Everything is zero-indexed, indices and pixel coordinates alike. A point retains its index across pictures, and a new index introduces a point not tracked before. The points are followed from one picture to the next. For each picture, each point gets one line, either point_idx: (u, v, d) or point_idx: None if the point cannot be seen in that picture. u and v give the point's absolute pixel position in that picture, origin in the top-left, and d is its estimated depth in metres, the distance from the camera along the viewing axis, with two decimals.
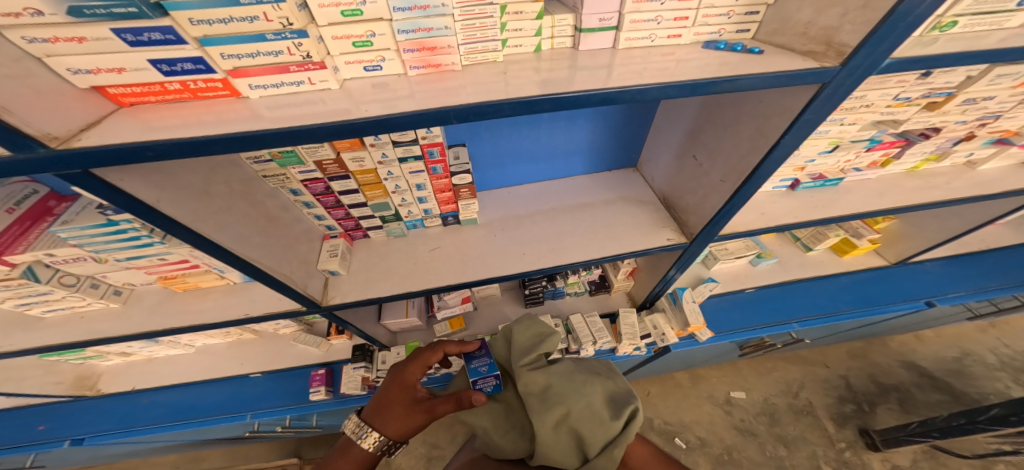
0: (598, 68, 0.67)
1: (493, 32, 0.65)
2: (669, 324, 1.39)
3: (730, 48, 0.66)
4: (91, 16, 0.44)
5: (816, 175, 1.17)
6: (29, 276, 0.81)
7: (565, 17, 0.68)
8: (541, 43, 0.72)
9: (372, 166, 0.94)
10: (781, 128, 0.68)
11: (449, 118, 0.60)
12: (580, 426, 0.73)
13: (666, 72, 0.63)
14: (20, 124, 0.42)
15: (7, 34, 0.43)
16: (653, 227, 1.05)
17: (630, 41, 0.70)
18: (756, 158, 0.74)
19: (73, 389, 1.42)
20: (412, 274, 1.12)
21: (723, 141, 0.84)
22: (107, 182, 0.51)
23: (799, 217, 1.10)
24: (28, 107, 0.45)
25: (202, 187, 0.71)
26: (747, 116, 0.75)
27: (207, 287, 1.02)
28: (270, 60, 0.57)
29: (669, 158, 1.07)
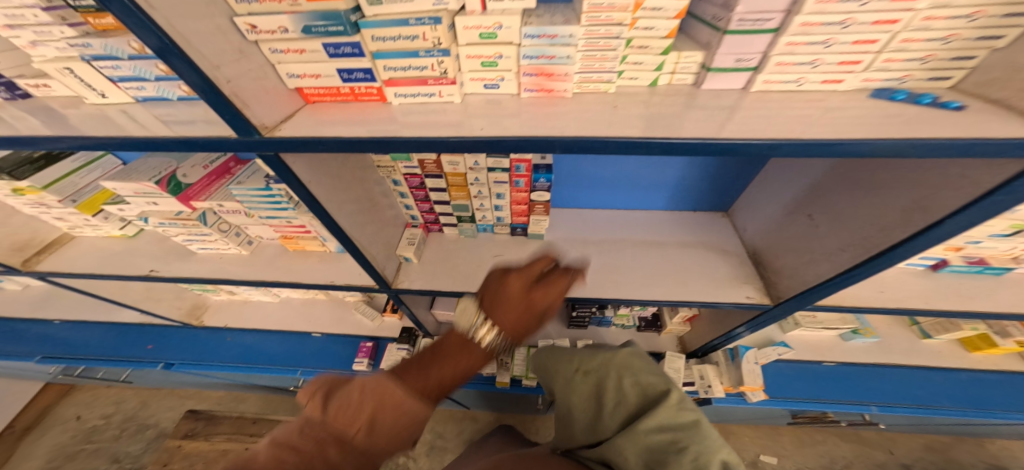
0: (717, 110, 0.64)
1: (611, 65, 0.65)
2: (719, 378, 1.33)
3: (909, 99, 0.59)
4: (314, 33, 0.57)
5: (974, 259, 1.01)
6: (201, 220, 1.00)
7: (693, 55, 0.64)
8: (659, 78, 0.70)
9: (463, 170, 1.04)
10: (957, 203, 0.56)
11: (553, 148, 0.63)
12: (676, 452, 0.78)
13: (806, 120, 0.59)
14: (252, 116, 0.58)
15: (263, 46, 0.60)
16: (732, 282, 0.99)
17: (768, 84, 0.64)
18: (899, 235, 0.65)
19: (186, 316, 1.66)
20: (472, 277, 1.18)
21: (857, 203, 0.74)
22: (286, 164, 0.66)
23: (931, 303, 0.98)
24: (260, 101, 0.61)
25: (337, 171, 0.86)
26: (908, 186, 0.64)
27: (309, 251, 1.20)
28: (416, 73, 0.66)
29: (777, 211, 0.99)
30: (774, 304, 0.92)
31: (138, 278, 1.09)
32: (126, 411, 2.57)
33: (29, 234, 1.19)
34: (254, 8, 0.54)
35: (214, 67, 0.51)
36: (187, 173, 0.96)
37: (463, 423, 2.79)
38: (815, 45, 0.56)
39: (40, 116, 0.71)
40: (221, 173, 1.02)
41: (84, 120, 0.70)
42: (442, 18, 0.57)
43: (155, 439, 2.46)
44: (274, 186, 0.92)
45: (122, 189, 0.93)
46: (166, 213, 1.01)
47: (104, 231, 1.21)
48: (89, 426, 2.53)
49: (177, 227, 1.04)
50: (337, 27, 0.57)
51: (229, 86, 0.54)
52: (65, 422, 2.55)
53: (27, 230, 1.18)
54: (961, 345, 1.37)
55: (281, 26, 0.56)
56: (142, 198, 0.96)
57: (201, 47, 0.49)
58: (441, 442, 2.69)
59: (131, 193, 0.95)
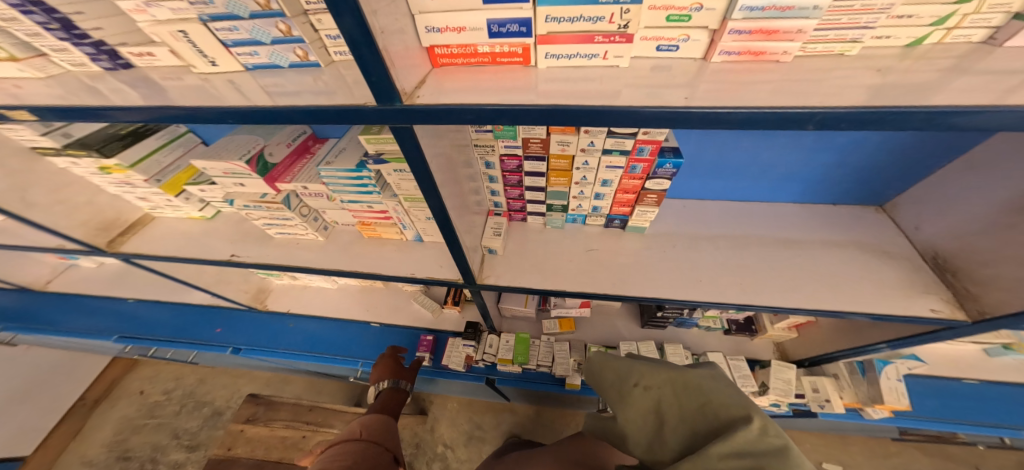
0: (1010, 75, 0.45)
1: (874, 18, 0.47)
2: (838, 393, 1.16)
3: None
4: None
5: None
6: (285, 203, 0.87)
7: (1012, 1, 0.45)
8: (928, 35, 0.51)
9: (571, 153, 0.89)
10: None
11: (808, 123, 0.44)
12: None
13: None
14: (398, 80, 0.47)
15: None
16: (907, 291, 0.81)
17: None
18: None
19: (252, 299, 1.62)
20: (568, 273, 1.05)
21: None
22: (415, 135, 0.56)
23: None
24: (403, 61, 0.49)
25: (445, 150, 0.74)
26: None
27: (384, 239, 1.09)
28: (584, 26, 0.52)
29: (990, 206, 0.74)
30: (969, 322, 0.72)
31: (221, 263, 1.02)
32: (185, 387, 2.66)
33: (114, 214, 1.16)
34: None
35: (373, 12, 0.40)
36: (271, 152, 0.85)
37: (501, 415, 2.74)
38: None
39: (143, 89, 0.61)
40: (301, 152, 0.92)
41: (182, 91, 0.59)
42: None
43: (211, 417, 2.53)
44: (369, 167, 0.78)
45: (209, 168, 0.83)
46: (251, 196, 0.90)
47: (183, 211, 1.14)
48: (151, 401, 2.62)
49: (260, 210, 0.91)
50: None
51: (383, 38, 0.42)
52: (130, 396, 2.65)
53: (113, 209, 1.15)
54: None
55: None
56: (228, 179, 0.85)
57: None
58: (481, 433, 2.66)
59: (219, 173, 0.84)
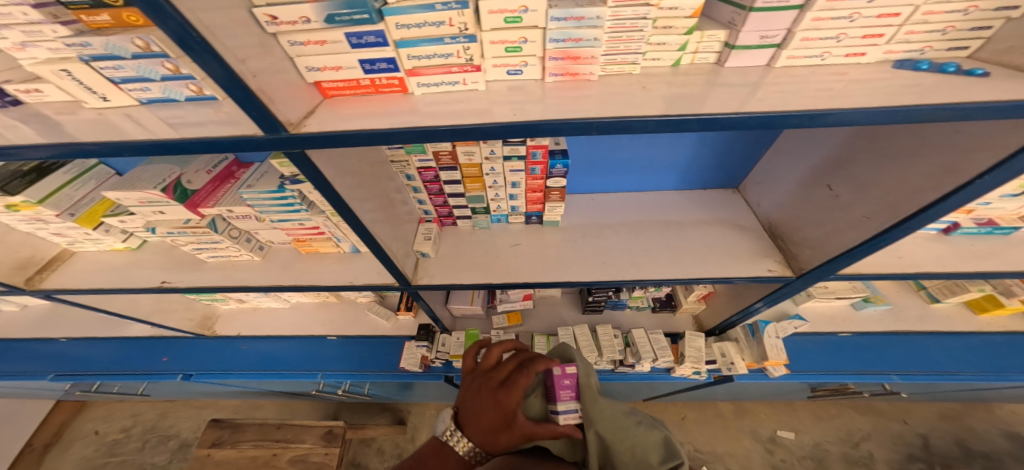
0: (742, 86, 0.65)
1: (637, 46, 0.66)
2: (740, 354, 1.33)
3: (936, 68, 0.58)
4: (338, 22, 0.55)
5: (984, 220, 0.92)
6: (212, 226, 0.96)
7: (716, 33, 0.65)
8: (682, 57, 0.71)
9: (478, 161, 1.02)
10: (985, 166, 0.54)
11: (590, 129, 0.62)
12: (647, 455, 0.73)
13: (829, 93, 0.59)
14: (278, 112, 0.56)
15: (280, 39, 0.56)
16: (753, 255, 1.00)
17: (791, 59, 0.65)
18: (929, 196, 0.61)
19: (198, 327, 1.64)
20: (494, 268, 1.18)
21: (883, 172, 0.71)
22: (313, 162, 0.64)
23: (953, 267, 0.87)
24: (283, 96, 0.58)
25: (357, 169, 0.84)
26: (931, 150, 0.62)
27: (324, 252, 1.17)
28: (441, 61, 0.64)
29: (789, 184, 0.98)
30: (795, 276, 0.93)
31: (152, 290, 1.07)
32: (146, 422, 2.59)
33: (30, 251, 1.17)
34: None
35: (239, 61, 0.48)
36: (192, 179, 0.93)
37: None
38: (839, 21, 0.57)
39: (35, 124, 0.66)
40: (224, 177, 1.00)
41: (82, 127, 0.64)
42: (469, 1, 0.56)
43: (178, 450, 2.48)
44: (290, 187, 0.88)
45: (124, 198, 0.88)
46: (174, 222, 0.97)
47: (105, 244, 1.18)
48: (110, 440, 2.54)
49: (187, 236, 1.00)
50: (362, 15, 0.54)
51: (255, 81, 0.50)
52: (85, 438, 2.56)
53: (26, 247, 1.17)
54: (969, 308, 1.37)
55: (303, 16, 0.53)
56: (147, 207, 0.91)
57: (225, 40, 0.46)
58: None
59: (135, 202, 0.90)
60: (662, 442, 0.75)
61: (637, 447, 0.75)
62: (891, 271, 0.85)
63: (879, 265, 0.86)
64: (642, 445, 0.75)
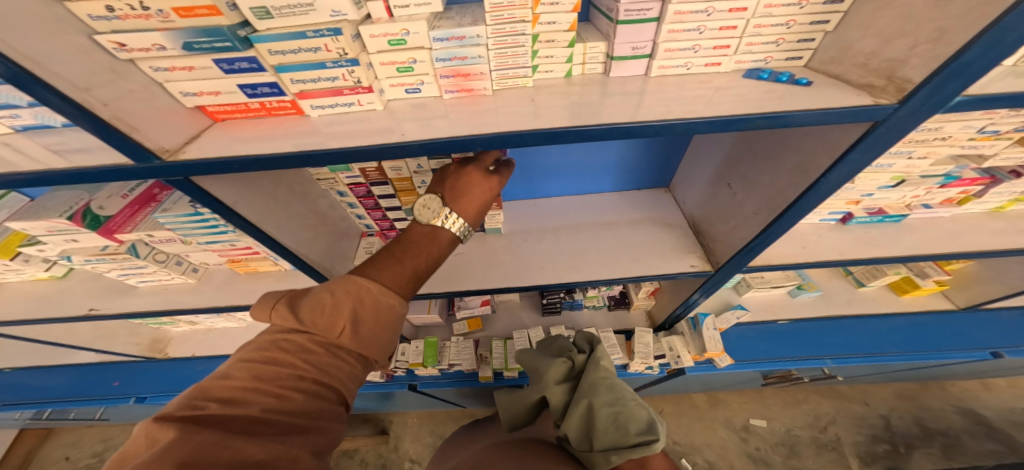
0: (630, 95, 0.70)
1: (523, 60, 0.69)
2: (686, 347, 1.36)
3: (774, 77, 0.67)
4: (199, 49, 0.56)
5: (875, 209, 1.06)
6: (131, 252, 1.05)
7: (597, 45, 0.72)
8: (572, 69, 0.77)
9: (408, 175, 1.04)
10: (826, 165, 0.64)
11: (474, 146, 0.65)
12: (624, 415, 0.81)
13: (701, 101, 0.65)
14: (144, 140, 0.57)
15: (141, 65, 0.57)
16: (676, 252, 1.05)
17: (663, 69, 0.72)
18: (795, 192, 0.71)
19: (147, 350, 1.65)
20: (436, 277, 1.19)
21: (763, 173, 0.79)
22: (202, 188, 0.65)
23: (845, 255, 0.99)
24: (149, 123, 0.59)
25: (271, 191, 0.86)
26: (793, 150, 0.71)
27: (262, 272, 1.24)
28: (328, 84, 0.66)
29: (701, 184, 1.05)
30: (714, 270, 0.98)
31: (75, 317, 1.15)
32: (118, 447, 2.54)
33: None
34: (117, 24, 0.52)
35: (82, 90, 0.49)
36: (106, 205, 0.98)
37: (462, 422, 2.87)
38: (690, 33, 0.66)
39: None
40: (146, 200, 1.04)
41: None
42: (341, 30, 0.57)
43: None
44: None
45: (32, 228, 0.95)
46: (90, 250, 1.04)
47: (28, 274, 1.22)
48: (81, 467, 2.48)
49: (107, 262, 1.07)
50: (224, 43, 0.56)
51: (107, 110, 0.52)
52: (56, 464, 2.49)
53: None
54: (891, 290, 1.46)
55: (156, 44, 0.54)
56: (58, 235, 0.97)
57: (57, 68, 0.46)
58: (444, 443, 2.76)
59: (43, 231, 0.96)
60: (638, 417, 0.80)
61: (621, 415, 0.81)
62: (772, 263, 0.95)
63: (783, 255, 0.98)
64: (622, 414, 0.82)
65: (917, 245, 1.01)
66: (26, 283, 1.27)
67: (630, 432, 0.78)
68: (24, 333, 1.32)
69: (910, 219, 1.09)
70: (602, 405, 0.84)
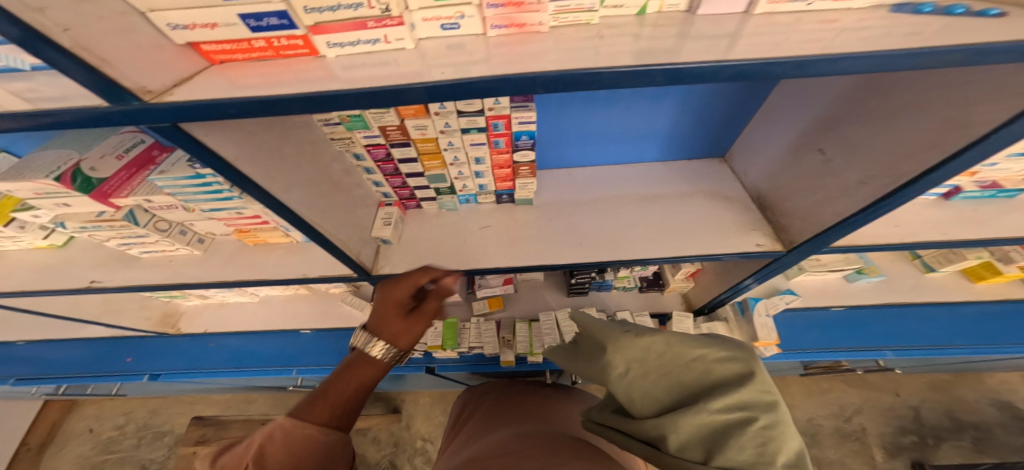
0: (720, 37, 0.54)
1: None
2: (731, 335, 1.25)
3: (942, 10, 0.50)
4: None
5: (987, 183, 0.91)
6: (130, 219, 0.95)
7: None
8: (647, 4, 0.60)
9: (433, 135, 0.92)
10: (994, 120, 0.46)
11: (534, 87, 0.51)
12: (749, 440, 0.47)
13: (828, 41, 0.50)
14: (120, 78, 0.44)
15: None
16: (740, 229, 0.92)
17: (772, 5, 0.55)
18: (932, 157, 0.54)
19: (159, 326, 1.60)
20: (455, 252, 1.10)
21: (878, 132, 0.62)
22: (193, 136, 0.53)
23: (948, 235, 0.83)
24: (126, 58, 0.46)
25: (276, 148, 0.73)
26: (936, 101, 0.53)
27: (273, 243, 1.15)
28: (349, 14, 0.52)
29: (776, 150, 0.89)
30: (785, 251, 0.85)
31: (78, 290, 1.07)
32: (138, 420, 2.57)
33: None
34: None
35: (33, 8, 0.35)
36: (98, 167, 0.87)
37: None
38: None
39: None
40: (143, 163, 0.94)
41: None
42: None
43: (174, 445, 2.48)
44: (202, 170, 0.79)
45: (16, 190, 0.84)
46: (85, 215, 0.94)
47: (26, 242, 1.14)
48: (105, 438, 2.53)
49: (105, 230, 0.98)
50: None
51: (68, 37, 0.39)
52: (80, 435, 2.55)
53: None
54: (965, 277, 1.33)
55: None
56: (47, 199, 0.87)
57: None
58: None
59: (31, 195, 0.86)
60: (790, 449, 0.48)
61: (746, 441, 0.47)
62: (859, 245, 0.81)
63: (875, 235, 0.83)
64: (768, 440, 0.48)
65: None
66: (27, 254, 1.20)
67: (776, 465, 0.46)
68: (29, 307, 1.26)
69: None
70: (733, 417, 0.50)
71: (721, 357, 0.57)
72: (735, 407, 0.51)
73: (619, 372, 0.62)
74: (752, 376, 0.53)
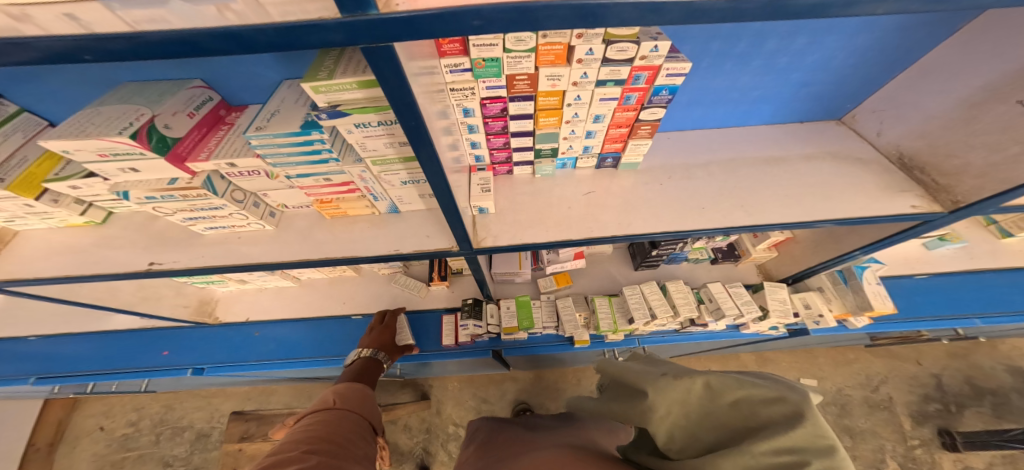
0: None
1: None
2: (826, 304, 1.23)
3: None
4: None
5: None
6: (208, 187, 0.81)
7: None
8: None
9: (563, 88, 0.81)
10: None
11: None
12: None
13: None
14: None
15: None
16: (887, 190, 0.87)
17: None
18: None
19: (196, 315, 1.48)
20: (569, 222, 1.00)
21: None
22: (396, 58, 0.42)
23: None
24: None
25: (423, 90, 0.62)
26: None
27: (353, 216, 1.04)
28: None
29: (936, 105, 0.83)
30: (945, 213, 0.80)
31: (137, 274, 0.93)
32: (153, 416, 2.41)
33: None
34: None
35: None
36: (171, 124, 0.77)
37: (506, 384, 2.81)
38: None
39: None
40: (212, 124, 0.86)
41: None
42: None
43: (197, 440, 2.34)
44: (322, 121, 0.68)
45: (76, 150, 0.69)
46: (156, 183, 0.80)
47: (59, 219, 0.98)
48: (119, 435, 2.37)
49: (176, 201, 0.84)
50: None
51: None
52: (91, 434, 2.37)
53: None
54: None
55: None
56: (114, 162, 0.73)
57: None
58: (489, 405, 2.72)
59: (95, 157, 0.72)
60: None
61: None
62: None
63: None
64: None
65: None
66: (58, 233, 1.04)
67: None
68: (61, 296, 1.10)
69: None
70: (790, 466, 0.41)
71: (770, 398, 0.48)
72: (782, 450, 0.43)
73: (654, 415, 0.53)
74: (804, 416, 0.44)
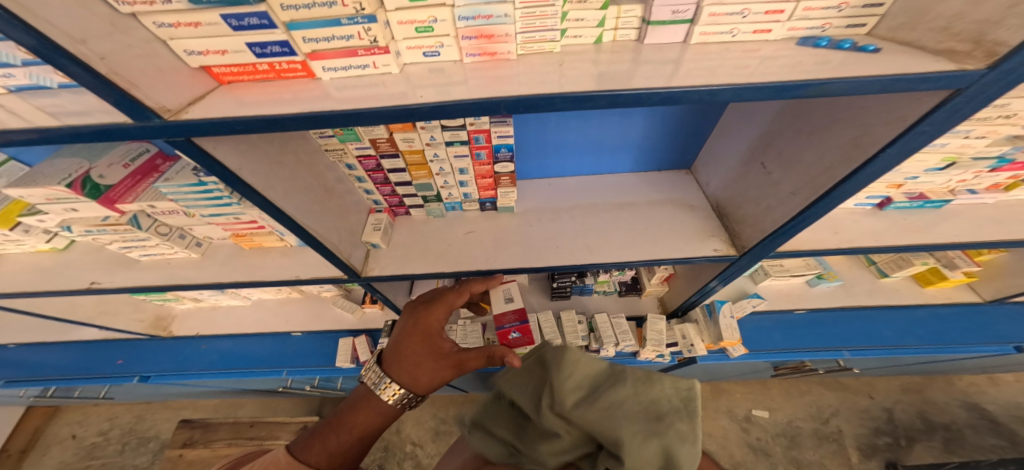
0: (663, 64, 0.61)
1: (553, 22, 0.60)
2: (700, 336, 1.36)
3: (834, 45, 0.56)
4: (205, 3, 0.50)
5: (916, 194, 0.99)
6: (133, 223, 1.03)
7: (632, 8, 0.60)
8: (603, 34, 0.66)
9: (420, 147, 0.99)
10: (886, 139, 0.56)
11: (500, 109, 0.57)
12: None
13: (747, 70, 0.55)
14: (144, 98, 0.51)
15: (143, 20, 0.52)
16: (700, 235, 1.01)
17: (704, 36, 0.62)
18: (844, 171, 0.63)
19: (152, 328, 1.66)
20: (446, 256, 1.16)
21: (806, 149, 0.72)
22: (202, 148, 0.60)
23: (881, 241, 0.93)
24: (151, 81, 0.53)
25: (276, 157, 0.82)
26: (842, 124, 0.64)
27: (268, 247, 1.22)
28: (342, 44, 0.59)
29: (730, 163, 1.00)
30: (739, 255, 0.94)
31: (79, 291, 1.12)
32: (123, 425, 2.56)
33: None
34: None
35: (77, 41, 0.44)
36: (106, 174, 0.96)
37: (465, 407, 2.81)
38: (733, 15, 0.58)
39: None
40: (148, 171, 1.01)
41: None
42: (375, 16, 0.55)
43: (159, 451, 2.46)
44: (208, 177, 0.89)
45: (29, 196, 0.91)
46: (90, 219, 1.02)
47: (30, 246, 1.19)
48: (88, 443, 2.51)
49: (109, 234, 1.06)
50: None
51: (105, 64, 0.46)
52: (61, 442, 2.52)
53: None
54: (916, 281, 1.46)
55: None
56: (57, 204, 0.95)
57: (52, 18, 0.42)
58: (447, 426, 2.71)
59: (43, 200, 0.93)
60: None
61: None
62: (802, 248, 0.91)
63: (814, 240, 0.93)
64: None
65: (956, 234, 0.94)
66: (27, 256, 1.25)
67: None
68: (28, 308, 1.31)
69: (953, 205, 1.01)
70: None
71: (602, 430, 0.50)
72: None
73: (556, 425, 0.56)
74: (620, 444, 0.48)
